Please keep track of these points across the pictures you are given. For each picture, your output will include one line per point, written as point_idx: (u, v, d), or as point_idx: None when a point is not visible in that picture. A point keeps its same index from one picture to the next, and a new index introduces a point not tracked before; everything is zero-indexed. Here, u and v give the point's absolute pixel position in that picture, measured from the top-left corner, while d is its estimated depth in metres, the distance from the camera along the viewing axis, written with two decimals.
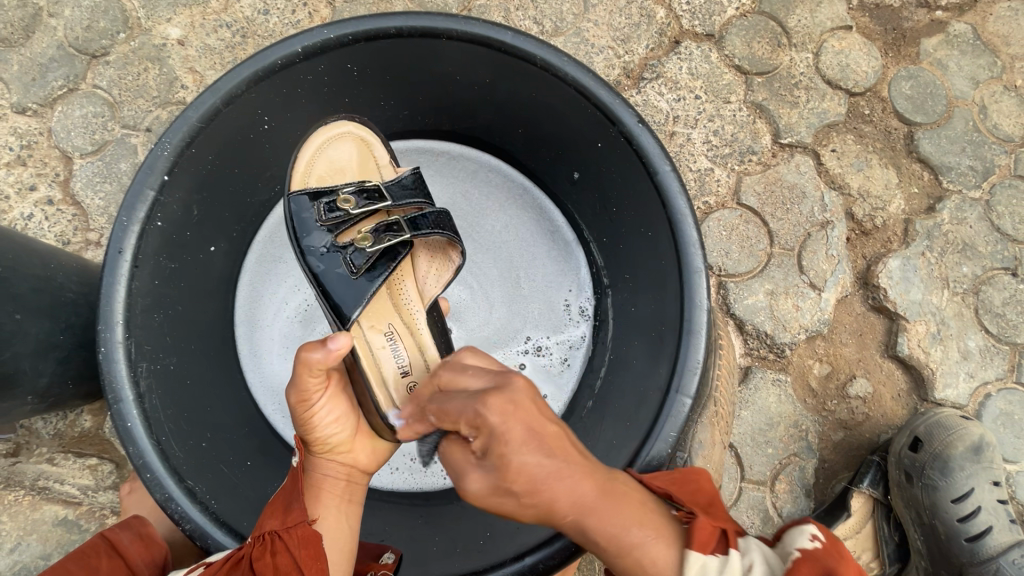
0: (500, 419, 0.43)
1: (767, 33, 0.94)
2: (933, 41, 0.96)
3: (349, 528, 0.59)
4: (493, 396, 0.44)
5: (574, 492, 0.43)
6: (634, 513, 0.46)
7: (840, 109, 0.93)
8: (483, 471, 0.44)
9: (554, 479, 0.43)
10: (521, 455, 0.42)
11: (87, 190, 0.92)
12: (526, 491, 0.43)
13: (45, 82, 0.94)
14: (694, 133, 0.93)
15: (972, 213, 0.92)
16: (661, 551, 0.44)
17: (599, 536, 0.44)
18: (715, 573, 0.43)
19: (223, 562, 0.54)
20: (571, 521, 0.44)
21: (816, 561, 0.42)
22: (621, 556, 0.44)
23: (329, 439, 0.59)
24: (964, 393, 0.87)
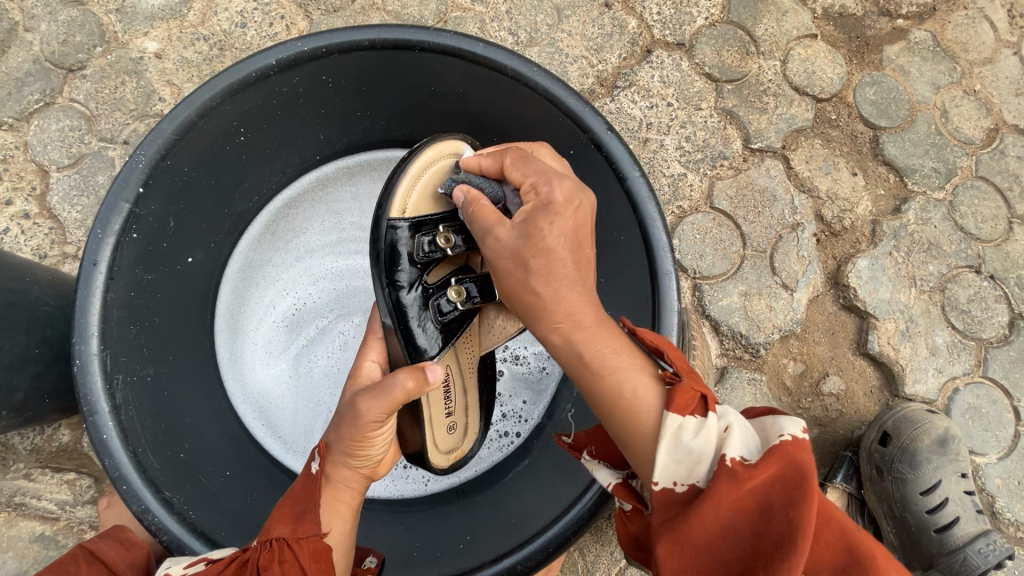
0: (560, 201, 0.51)
1: (735, 42, 0.97)
2: (895, 48, 0.99)
3: (350, 545, 0.60)
4: (566, 181, 0.53)
5: (572, 301, 0.50)
6: (628, 356, 0.48)
7: (807, 115, 0.96)
8: (514, 233, 0.52)
9: (568, 283, 0.50)
10: (555, 238, 0.50)
11: (65, 204, 0.92)
12: (542, 271, 0.50)
13: (21, 96, 0.94)
14: (667, 140, 0.95)
15: (936, 214, 0.95)
16: (642, 395, 0.46)
17: (585, 354, 0.48)
18: (692, 432, 0.43)
19: (228, 563, 0.53)
20: (561, 328, 0.49)
21: (788, 456, 0.41)
22: (601, 380, 0.47)
23: (367, 458, 0.59)
24: (934, 388, 0.89)
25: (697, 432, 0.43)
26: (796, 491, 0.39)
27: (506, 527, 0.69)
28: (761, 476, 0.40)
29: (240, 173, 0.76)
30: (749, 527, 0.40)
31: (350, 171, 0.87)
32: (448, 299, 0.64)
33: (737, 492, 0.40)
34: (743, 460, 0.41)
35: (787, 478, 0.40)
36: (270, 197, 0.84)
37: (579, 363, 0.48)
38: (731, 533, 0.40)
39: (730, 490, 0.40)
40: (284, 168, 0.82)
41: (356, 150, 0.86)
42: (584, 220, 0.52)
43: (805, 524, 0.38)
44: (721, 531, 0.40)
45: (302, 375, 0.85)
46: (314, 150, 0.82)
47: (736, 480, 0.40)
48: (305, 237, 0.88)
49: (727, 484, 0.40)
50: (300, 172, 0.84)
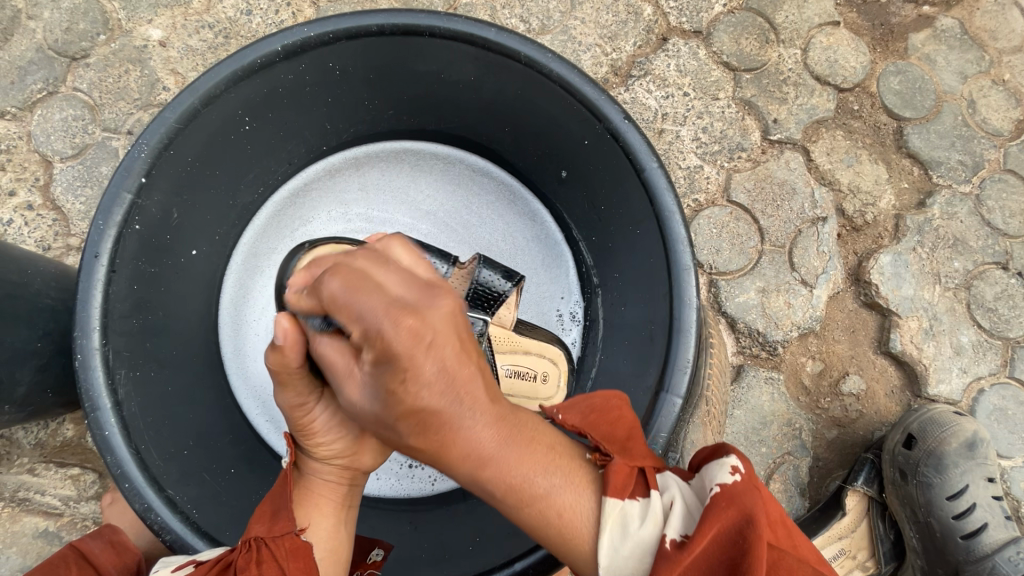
0: (407, 345, 0.37)
1: (754, 29, 0.94)
2: (921, 36, 0.96)
3: (345, 537, 0.58)
4: (406, 316, 0.37)
5: (477, 440, 0.40)
6: (544, 460, 0.44)
7: (828, 105, 0.93)
8: (367, 398, 0.42)
9: (461, 420, 0.39)
10: (423, 393, 0.38)
11: (68, 194, 0.90)
12: (417, 428, 0.40)
13: (23, 86, 0.92)
14: (683, 131, 0.92)
15: (963, 208, 0.92)
16: (574, 497, 0.44)
17: (501, 489, 0.42)
18: (637, 520, 0.43)
19: (213, 565, 0.53)
20: (468, 470, 0.42)
21: (730, 510, 0.41)
22: (530, 507, 0.43)
23: (328, 445, 0.55)
24: (958, 388, 0.87)
25: (641, 515, 0.43)
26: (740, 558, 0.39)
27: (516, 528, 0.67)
28: (701, 546, 0.40)
29: (245, 164, 0.75)
30: None
31: (357, 162, 0.86)
32: None
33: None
34: (681, 539, 0.41)
35: (727, 536, 0.40)
36: (276, 187, 0.82)
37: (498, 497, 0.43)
38: None
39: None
40: (290, 159, 0.80)
41: (364, 141, 0.84)
42: (451, 348, 0.38)
43: None
44: None
45: None
46: (320, 141, 0.80)
47: (673, 560, 0.40)
48: (313, 226, 0.86)
49: (663, 566, 0.40)
50: (306, 163, 0.83)
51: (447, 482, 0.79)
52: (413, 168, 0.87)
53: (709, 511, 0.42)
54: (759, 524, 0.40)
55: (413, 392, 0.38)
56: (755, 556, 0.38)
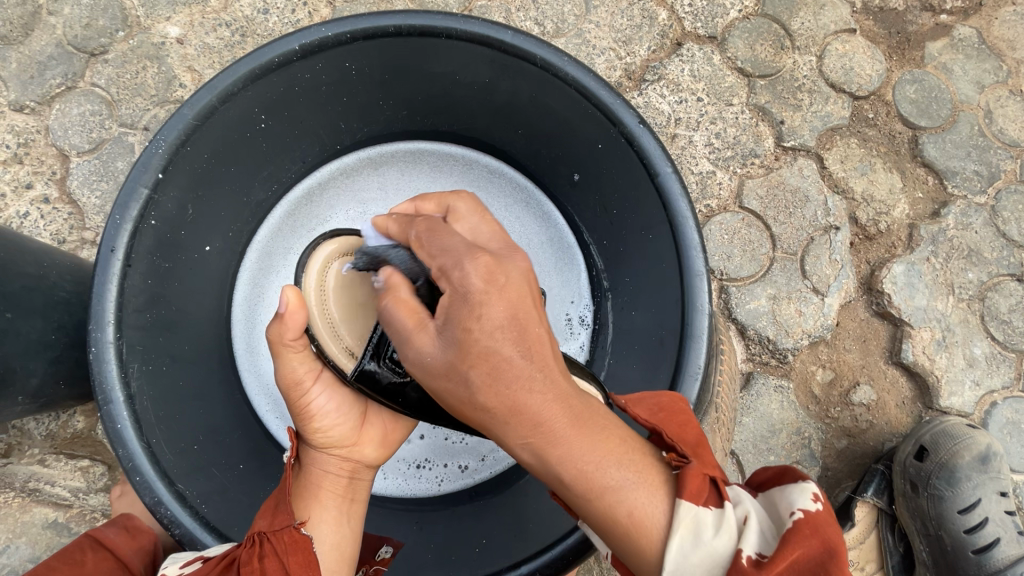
0: (484, 287, 0.42)
1: (770, 36, 0.94)
2: (938, 45, 0.95)
3: (349, 532, 0.58)
4: (484, 261, 0.44)
5: (543, 403, 0.41)
6: (616, 450, 0.42)
7: (843, 113, 0.93)
8: (440, 351, 0.42)
9: (526, 373, 0.41)
10: (494, 336, 0.41)
11: (84, 189, 0.91)
12: (487, 379, 0.41)
13: (42, 80, 0.93)
14: (696, 136, 0.91)
15: (977, 219, 0.91)
16: (649, 500, 0.41)
17: (570, 471, 0.41)
18: (711, 529, 0.40)
19: (217, 562, 0.53)
20: (533, 440, 0.41)
21: (816, 534, 0.38)
22: (598, 498, 0.41)
23: (327, 434, 0.58)
24: (970, 401, 0.86)
25: (714, 524, 0.40)
26: None
27: (523, 532, 0.66)
28: (782, 568, 0.36)
29: (260, 161, 0.75)
30: None
31: (373, 161, 0.86)
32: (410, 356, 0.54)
33: None
34: (758, 558, 0.38)
35: (809, 563, 0.37)
36: (290, 186, 0.82)
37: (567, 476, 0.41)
38: None
39: None
40: (303, 158, 0.80)
41: (379, 141, 0.85)
42: (520, 298, 0.43)
43: None
44: None
45: None
46: (334, 140, 0.80)
47: None
48: (329, 224, 0.86)
49: None
50: (319, 162, 0.83)
51: (453, 484, 0.79)
52: (432, 169, 0.87)
53: (790, 533, 0.38)
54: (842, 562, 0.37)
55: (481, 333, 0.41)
56: None
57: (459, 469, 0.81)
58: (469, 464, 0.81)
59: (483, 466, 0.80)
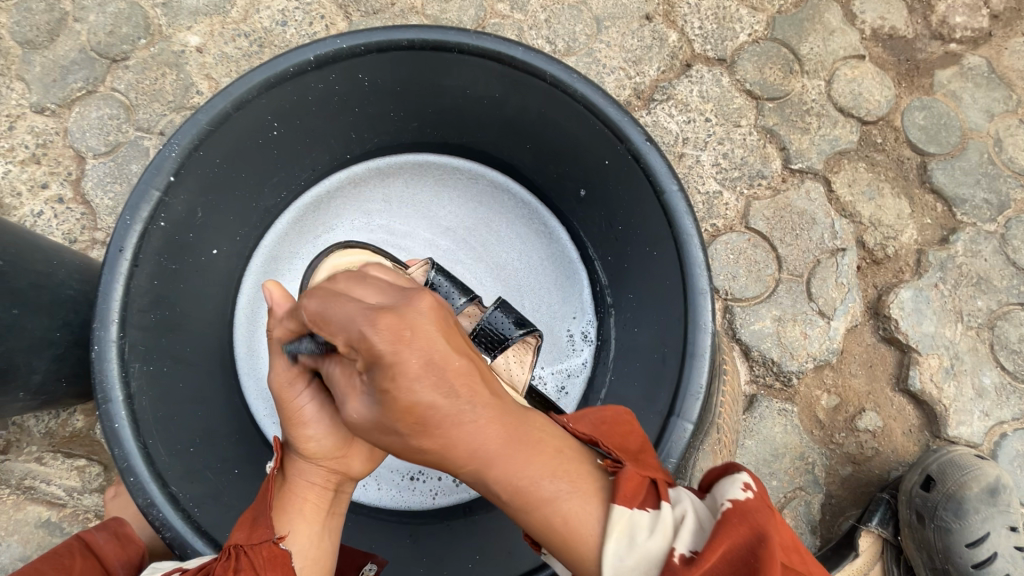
0: (391, 346, 0.36)
1: (779, 59, 0.95)
2: (948, 73, 0.96)
3: (328, 548, 0.56)
4: (386, 316, 0.37)
5: (480, 438, 0.40)
6: (551, 463, 0.43)
7: (851, 137, 0.93)
8: (366, 403, 0.40)
9: (458, 416, 0.38)
10: (415, 391, 0.37)
11: (98, 190, 0.93)
12: (416, 430, 0.38)
13: (64, 84, 0.96)
14: (703, 156, 0.92)
15: (987, 246, 0.90)
16: (585, 507, 0.42)
17: (505, 491, 0.42)
18: (645, 529, 0.41)
19: (196, 572, 0.53)
20: (470, 470, 0.41)
21: (747, 517, 0.40)
22: (535, 513, 0.42)
23: (313, 446, 0.54)
24: (979, 431, 0.84)
25: (650, 524, 0.42)
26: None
27: (515, 551, 0.65)
28: (714, 559, 0.38)
29: (271, 168, 0.76)
30: None
31: (381, 172, 0.87)
32: None
33: None
34: (690, 555, 0.39)
35: (738, 553, 0.38)
36: (299, 193, 0.83)
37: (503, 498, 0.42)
38: None
39: None
40: (314, 166, 0.81)
41: (388, 153, 0.86)
42: (436, 345, 0.37)
43: None
44: None
45: None
46: (345, 149, 0.81)
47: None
48: (335, 233, 0.87)
49: None
50: (328, 171, 0.84)
51: (448, 497, 0.78)
52: (437, 182, 0.88)
53: (722, 522, 0.40)
54: (771, 545, 0.38)
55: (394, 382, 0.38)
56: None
57: (454, 482, 0.78)
58: None
59: None
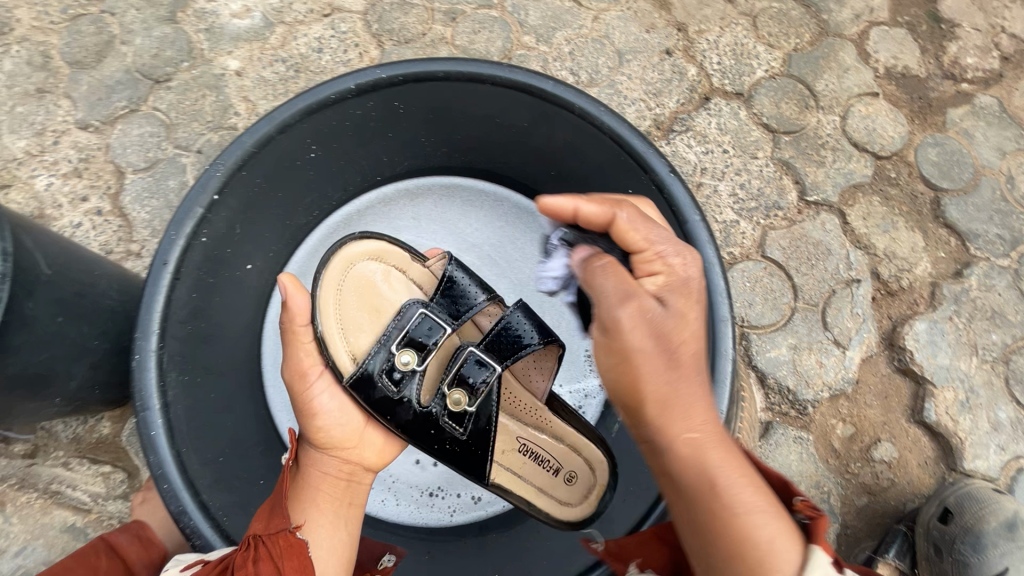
0: (684, 297, 0.54)
1: (795, 95, 0.99)
2: (960, 111, 1.00)
3: (343, 539, 0.60)
4: (692, 289, 0.55)
5: (704, 409, 0.49)
6: (755, 483, 0.47)
7: (866, 171, 0.95)
8: (656, 316, 0.50)
9: (698, 381, 0.50)
10: (689, 332, 0.52)
11: (135, 204, 0.96)
12: (677, 358, 0.50)
13: (109, 102, 1.00)
14: (720, 186, 0.94)
15: (1000, 281, 0.92)
16: (777, 528, 0.45)
17: (712, 477, 0.46)
18: None
19: (215, 565, 0.55)
20: (689, 439, 0.47)
21: None
22: (737, 513, 0.45)
23: (329, 434, 0.63)
24: (995, 466, 0.84)
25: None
26: None
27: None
28: None
29: (305, 188, 0.79)
30: None
31: (411, 193, 0.90)
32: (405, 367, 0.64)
33: None
34: None
35: None
36: (329, 212, 0.86)
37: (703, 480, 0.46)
38: None
39: None
40: (345, 186, 0.84)
41: (419, 175, 0.89)
42: (697, 306, 0.55)
43: None
44: None
45: None
46: (376, 171, 0.84)
47: None
48: None
49: None
50: (359, 191, 0.87)
51: (465, 515, 0.78)
52: (465, 204, 0.91)
53: None
54: None
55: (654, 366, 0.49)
56: None
57: (472, 500, 0.79)
58: (481, 496, 0.79)
59: (496, 497, 0.78)
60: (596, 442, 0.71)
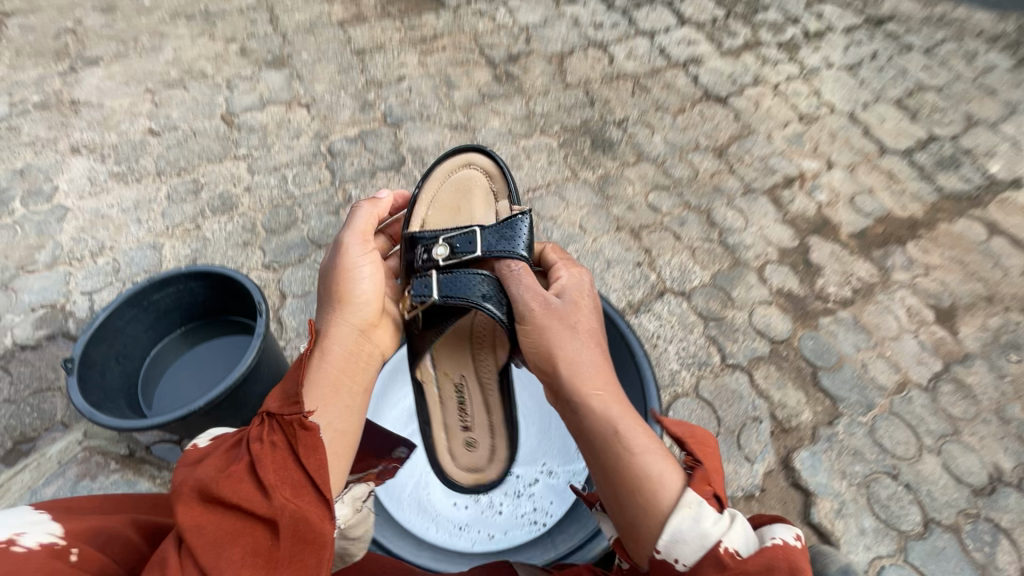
0: (580, 302, 0.94)
1: (718, 297, 1.56)
2: (827, 319, 1.55)
3: (338, 421, 0.80)
4: (583, 301, 0.94)
5: (607, 396, 0.79)
6: (653, 443, 0.74)
7: (765, 348, 1.46)
8: (558, 303, 0.93)
9: (593, 357, 0.84)
10: (585, 320, 0.91)
11: (291, 317, 1.51)
12: (581, 340, 0.87)
13: (286, 255, 1.62)
14: (669, 347, 1.45)
15: (861, 430, 1.34)
16: (662, 466, 0.71)
17: (613, 423, 0.75)
18: (715, 520, 0.66)
19: (234, 437, 0.73)
20: (598, 395, 0.79)
21: (786, 558, 0.65)
22: (633, 453, 0.72)
23: (358, 312, 0.94)
24: (864, 559, 1.18)
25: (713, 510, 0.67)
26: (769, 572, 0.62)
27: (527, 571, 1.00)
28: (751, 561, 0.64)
29: None
30: None
31: None
32: (437, 251, 0.99)
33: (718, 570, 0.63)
34: (731, 549, 0.65)
35: (766, 560, 0.64)
36: None
37: (608, 433, 0.74)
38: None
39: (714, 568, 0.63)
40: None
41: None
42: (586, 311, 0.93)
43: None
44: None
45: (408, 452, 1.20)
46: None
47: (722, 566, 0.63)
48: None
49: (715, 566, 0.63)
50: None
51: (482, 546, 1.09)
52: None
53: (763, 550, 0.66)
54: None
55: (573, 348, 0.85)
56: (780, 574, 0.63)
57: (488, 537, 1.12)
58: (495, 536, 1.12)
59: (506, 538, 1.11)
60: (498, 439, 1.10)
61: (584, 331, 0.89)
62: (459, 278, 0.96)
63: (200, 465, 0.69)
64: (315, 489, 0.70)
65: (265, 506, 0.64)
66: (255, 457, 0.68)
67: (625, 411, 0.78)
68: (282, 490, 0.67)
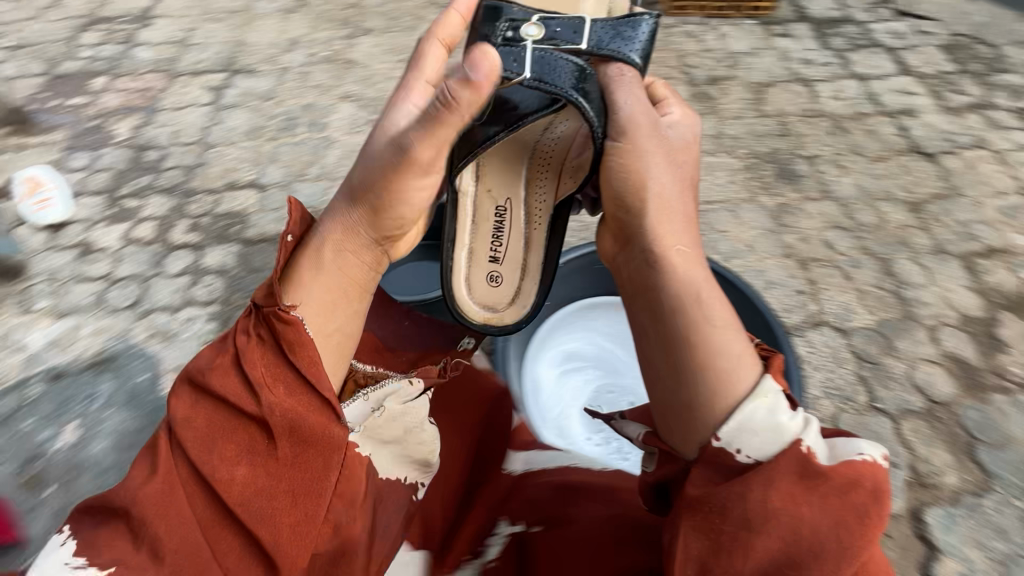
0: (685, 144, 0.96)
1: (878, 342, 1.56)
2: (1002, 396, 1.47)
3: (329, 315, 0.75)
4: (692, 148, 0.96)
5: (695, 276, 0.77)
6: (735, 340, 0.72)
7: (920, 403, 1.45)
8: (673, 133, 0.96)
9: (683, 216, 0.86)
10: (684, 169, 0.93)
11: None
12: (667, 181, 0.88)
13: None
14: (815, 374, 1.50)
15: (1011, 512, 1.29)
16: (741, 370, 0.69)
17: (697, 321, 0.72)
18: (785, 412, 0.66)
19: (224, 340, 0.72)
20: (682, 284, 0.76)
21: (866, 467, 0.62)
22: (713, 352, 0.70)
23: (379, 203, 0.81)
24: None
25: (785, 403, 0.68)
26: (843, 481, 0.61)
27: None
28: (831, 464, 0.62)
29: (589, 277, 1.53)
30: (811, 509, 0.60)
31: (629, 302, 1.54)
32: (531, 29, 1.09)
33: (793, 482, 0.61)
34: (809, 446, 0.63)
35: (848, 473, 0.61)
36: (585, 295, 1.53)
37: (693, 306, 0.74)
38: (786, 494, 0.61)
39: (791, 471, 0.62)
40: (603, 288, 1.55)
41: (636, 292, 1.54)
42: (690, 151, 0.95)
43: (856, 498, 0.60)
44: (766, 500, 0.61)
45: (559, 385, 1.45)
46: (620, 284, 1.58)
47: (798, 473, 0.62)
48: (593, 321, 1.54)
49: (789, 472, 0.62)
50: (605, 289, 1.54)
51: None
52: None
53: (847, 459, 0.63)
54: (883, 495, 0.61)
55: (664, 183, 0.87)
56: (854, 488, 0.61)
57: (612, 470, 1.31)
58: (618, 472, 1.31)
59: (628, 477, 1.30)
60: (522, 281, 1.23)
61: (686, 175, 0.92)
62: (548, 61, 1.05)
63: (196, 376, 0.68)
64: (313, 387, 0.67)
65: (254, 407, 0.65)
66: (243, 353, 0.68)
67: (709, 288, 0.76)
68: (275, 390, 0.66)
